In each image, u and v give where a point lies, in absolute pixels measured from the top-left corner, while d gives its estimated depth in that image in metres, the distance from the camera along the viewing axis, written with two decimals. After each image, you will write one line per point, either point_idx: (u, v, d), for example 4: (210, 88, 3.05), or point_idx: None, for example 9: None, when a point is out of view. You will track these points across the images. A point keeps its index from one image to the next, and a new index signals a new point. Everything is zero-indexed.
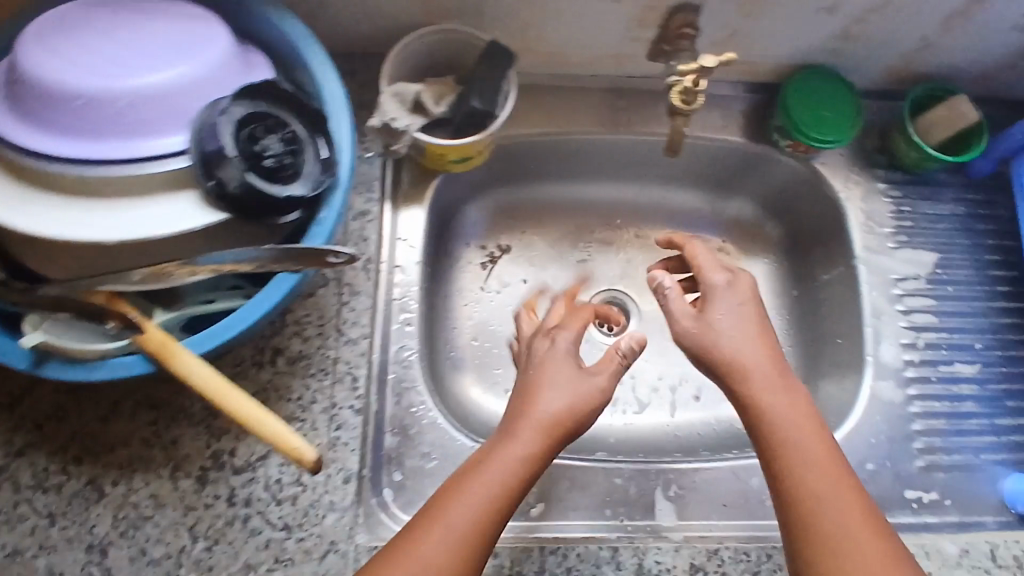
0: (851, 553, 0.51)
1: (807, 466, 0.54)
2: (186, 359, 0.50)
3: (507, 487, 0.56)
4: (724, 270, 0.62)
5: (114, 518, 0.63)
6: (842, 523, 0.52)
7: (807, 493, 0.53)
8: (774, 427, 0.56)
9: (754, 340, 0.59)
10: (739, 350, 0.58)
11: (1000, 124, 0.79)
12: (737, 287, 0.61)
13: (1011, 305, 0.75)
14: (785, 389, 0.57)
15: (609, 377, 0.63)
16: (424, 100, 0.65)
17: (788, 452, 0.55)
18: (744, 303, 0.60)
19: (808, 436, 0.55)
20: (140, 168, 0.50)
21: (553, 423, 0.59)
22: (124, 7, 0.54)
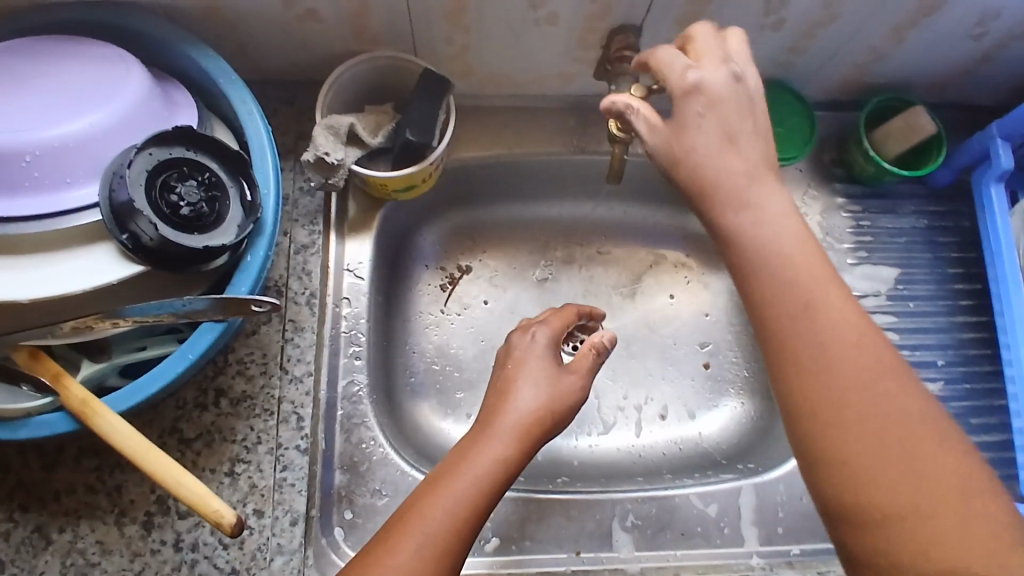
0: (873, 410, 0.43)
1: (803, 308, 0.46)
2: (108, 418, 0.49)
3: (484, 492, 0.53)
4: (695, 66, 0.51)
5: (62, 565, 0.61)
6: (863, 385, 0.44)
7: (811, 345, 0.45)
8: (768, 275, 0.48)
9: (733, 152, 0.51)
10: (723, 165, 0.51)
11: (957, 133, 0.79)
12: (713, 84, 0.51)
13: (972, 319, 0.75)
14: (770, 209, 0.50)
15: (583, 373, 0.63)
16: (358, 132, 0.65)
17: (785, 305, 0.46)
18: (718, 104, 0.51)
19: (804, 270, 0.47)
20: (53, 224, 0.48)
21: (523, 424, 0.58)
22: (42, 54, 0.53)
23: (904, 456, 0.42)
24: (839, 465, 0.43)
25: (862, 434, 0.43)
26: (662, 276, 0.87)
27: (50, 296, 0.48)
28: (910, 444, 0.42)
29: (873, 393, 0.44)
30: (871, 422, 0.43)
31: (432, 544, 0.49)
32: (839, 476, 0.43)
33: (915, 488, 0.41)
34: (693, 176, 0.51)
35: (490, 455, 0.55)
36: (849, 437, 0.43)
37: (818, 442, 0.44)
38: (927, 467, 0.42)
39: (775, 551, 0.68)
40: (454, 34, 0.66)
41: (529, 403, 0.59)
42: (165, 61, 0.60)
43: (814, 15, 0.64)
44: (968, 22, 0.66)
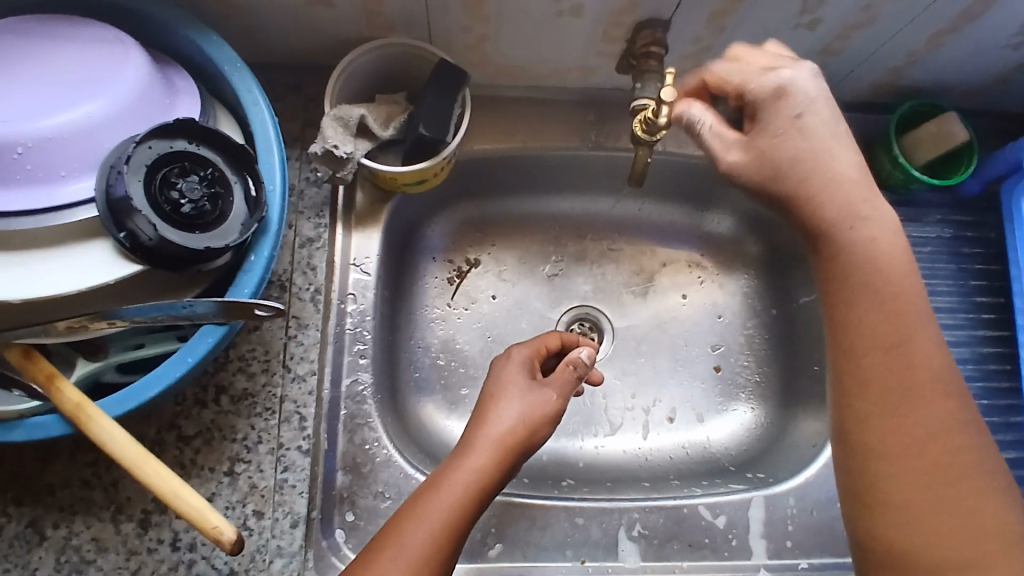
0: (939, 459, 0.46)
1: (895, 346, 0.48)
2: (103, 424, 0.47)
3: (461, 507, 0.53)
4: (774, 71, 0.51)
5: (57, 561, 0.59)
6: (930, 425, 0.47)
7: (894, 381, 0.47)
8: (864, 304, 0.49)
9: (841, 157, 0.50)
10: (830, 171, 0.50)
11: (989, 140, 0.76)
12: (798, 88, 0.50)
13: (993, 333, 0.73)
14: (883, 225, 0.50)
15: (561, 389, 0.63)
16: (369, 124, 0.62)
17: (876, 340, 0.48)
18: (806, 107, 0.50)
19: (904, 306, 0.49)
20: (45, 220, 0.46)
21: (505, 438, 0.57)
22: (36, 34, 0.50)
23: (956, 501, 0.45)
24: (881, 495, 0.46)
25: (921, 476, 0.46)
26: (675, 275, 0.85)
27: (44, 296, 0.46)
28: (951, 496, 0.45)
29: (945, 443, 0.46)
30: (933, 468, 0.46)
31: (408, 562, 0.49)
32: (885, 510, 0.46)
33: (959, 533, 0.45)
34: (798, 188, 0.50)
35: (466, 469, 0.55)
36: (905, 478, 0.46)
37: (872, 478, 0.47)
38: (974, 513, 0.45)
39: (783, 565, 0.66)
40: (473, 23, 0.62)
41: (505, 419, 0.58)
42: (165, 42, 0.57)
43: (852, 15, 0.62)
44: (1011, 28, 0.64)
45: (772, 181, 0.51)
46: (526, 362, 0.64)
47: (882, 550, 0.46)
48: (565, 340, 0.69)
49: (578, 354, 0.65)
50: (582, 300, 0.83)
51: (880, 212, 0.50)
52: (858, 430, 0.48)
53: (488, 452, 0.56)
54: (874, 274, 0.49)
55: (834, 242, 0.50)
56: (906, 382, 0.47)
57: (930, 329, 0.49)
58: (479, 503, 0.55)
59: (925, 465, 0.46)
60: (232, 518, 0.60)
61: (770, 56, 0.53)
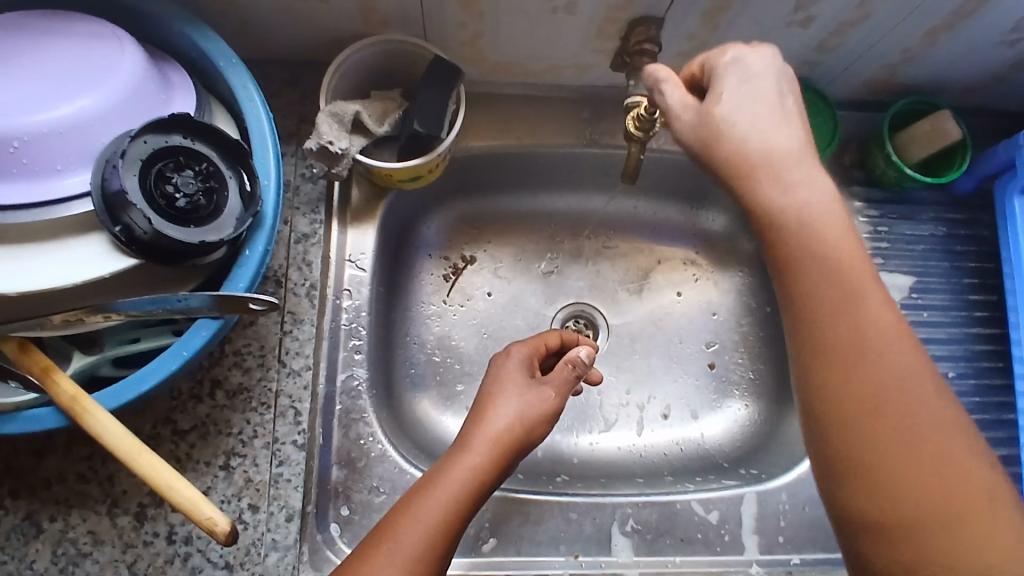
0: (902, 416, 0.45)
1: (846, 306, 0.47)
2: (98, 417, 0.48)
3: (456, 505, 0.53)
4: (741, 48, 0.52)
5: (53, 554, 0.59)
6: (890, 386, 0.45)
7: (849, 342, 0.46)
8: (810, 267, 0.48)
9: (784, 130, 0.50)
10: (771, 140, 0.50)
11: (983, 139, 0.77)
12: (747, 64, 0.51)
13: (985, 331, 0.74)
14: (818, 190, 0.49)
15: (560, 387, 0.63)
16: (364, 120, 0.63)
17: (826, 300, 0.47)
18: (755, 82, 0.51)
19: (847, 263, 0.48)
20: (41, 214, 0.46)
21: (501, 438, 0.57)
22: (33, 29, 0.50)
23: (923, 457, 0.44)
24: (855, 465, 0.45)
25: (887, 436, 0.44)
26: (670, 272, 0.85)
27: (39, 290, 0.46)
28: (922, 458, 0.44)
29: (905, 398, 0.45)
30: (898, 426, 0.44)
31: (403, 559, 0.49)
32: (855, 475, 0.45)
33: (931, 491, 0.43)
34: (734, 151, 0.50)
35: (462, 467, 0.55)
36: (870, 438, 0.45)
37: (839, 442, 0.45)
38: (946, 469, 0.44)
39: (775, 560, 0.67)
40: (469, 20, 0.63)
41: (503, 417, 0.59)
42: (161, 37, 0.57)
43: (846, 12, 0.62)
44: (1004, 26, 0.64)
45: (714, 144, 0.51)
46: (526, 361, 0.64)
47: (858, 517, 0.45)
48: (564, 337, 0.69)
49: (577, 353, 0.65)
50: (578, 297, 0.83)
51: (818, 179, 0.50)
52: (818, 394, 0.46)
53: (484, 451, 0.56)
54: (813, 235, 0.48)
55: (771, 208, 0.49)
56: (860, 341, 0.46)
57: (877, 286, 0.47)
58: (475, 502, 0.55)
59: (890, 424, 0.45)
60: (227, 512, 0.60)
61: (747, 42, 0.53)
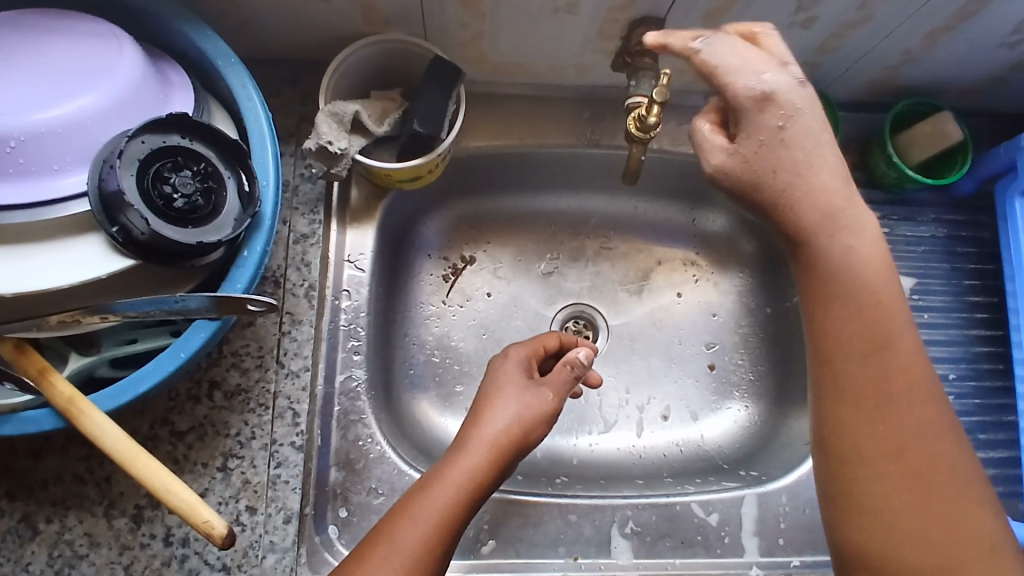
0: (919, 460, 0.47)
1: (874, 350, 0.49)
2: (94, 418, 0.47)
3: (455, 507, 0.53)
4: (762, 72, 0.49)
5: (49, 556, 0.59)
6: (911, 436, 0.47)
7: (871, 382, 0.48)
8: (847, 311, 0.49)
9: (822, 168, 0.50)
10: (814, 178, 0.49)
11: (984, 140, 0.77)
12: (778, 101, 0.48)
13: (985, 333, 0.74)
14: (862, 235, 0.50)
15: (557, 389, 0.62)
16: (363, 120, 0.62)
17: (861, 349, 0.49)
18: (797, 113, 0.49)
19: (881, 311, 0.49)
20: (35, 214, 0.46)
21: (499, 439, 0.57)
22: (31, 28, 0.50)
23: (931, 502, 0.47)
24: (865, 507, 0.47)
25: (896, 483, 0.47)
26: (670, 273, 0.85)
27: (36, 289, 0.46)
28: (933, 506, 0.47)
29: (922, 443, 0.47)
30: (912, 476, 0.47)
31: (400, 560, 0.49)
32: (865, 515, 0.47)
33: (938, 539, 0.46)
34: (779, 194, 0.50)
35: (460, 467, 0.55)
36: (883, 482, 0.47)
37: (853, 485, 0.48)
38: (954, 516, 0.47)
39: (775, 562, 0.67)
40: (469, 19, 0.63)
41: (501, 419, 0.58)
42: (157, 36, 0.57)
43: (847, 14, 0.62)
44: (1005, 27, 0.64)
45: (756, 189, 0.50)
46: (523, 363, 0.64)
47: (860, 555, 0.48)
48: (562, 340, 0.69)
49: (577, 358, 0.63)
50: (577, 298, 0.83)
51: (864, 225, 0.50)
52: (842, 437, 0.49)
53: (483, 453, 0.56)
54: (854, 283, 0.49)
55: (811, 249, 0.50)
56: (889, 391, 0.48)
57: (908, 335, 0.49)
58: (472, 504, 0.55)
59: (907, 472, 0.47)
60: (225, 513, 0.60)
61: (761, 53, 0.50)
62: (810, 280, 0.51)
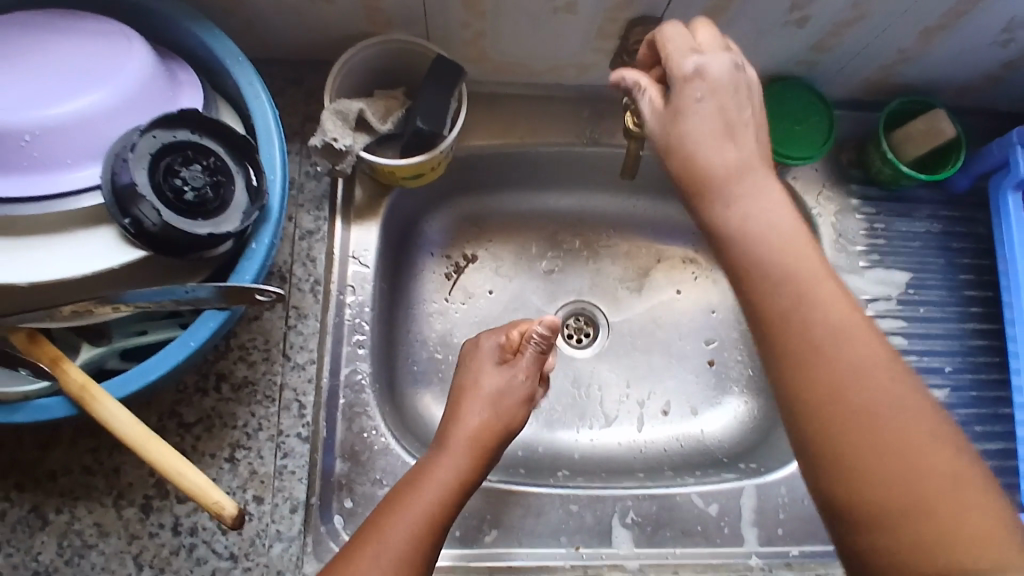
0: (868, 405, 0.41)
1: (796, 298, 0.44)
2: (106, 404, 0.48)
3: (441, 503, 0.54)
4: (697, 52, 0.50)
5: (59, 546, 0.61)
6: (857, 380, 0.41)
7: (799, 335, 0.43)
8: (759, 267, 0.45)
9: (733, 138, 0.48)
10: (717, 148, 0.48)
11: (978, 137, 0.78)
12: (705, 78, 0.49)
13: (981, 325, 0.75)
14: (762, 199, 0.47)
15: (528, 370, 0.64)
16: (368, 117, 0.63)
17: (796, 305, 0.44)
18: (721, 90, 0.49)
19: (791, 260, 0.45)
20: (48, 206, 0.47)
21: (477, 435, 0.59)
22: (44, 28, 0.51)
23: (898, 458, 0.40)
24: (831, 464, 0.41)
25: (853, 436, 0.40)
26: (670, 271, 0.86)
27: (50, 280, 0.47)
28: (897, 449, 0.40)
29: (875, 385, 0.41)
30: (864, 424, 0.40)
31: (392, 559, 0.49)
32: (838, 475, 0.41)
33: (911, 488, 0.39)
34: (686, 162, 0.49)
35: (444, 467, 0.56)
36: (848, 436, 0.41)
37: (816, 445, 0.42)
38: (922, 457, 0.40)
39: (774, 552, 0.68)
40: (471, 20, 0.64)
41: (478, 414, 0.60)
42: (167, 36, 0.59)
43: (841, 12, 0.63)
44: (997, 25, 0.65)
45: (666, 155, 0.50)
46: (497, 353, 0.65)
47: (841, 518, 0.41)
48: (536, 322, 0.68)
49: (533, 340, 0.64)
50: (578, 295, 0.85)
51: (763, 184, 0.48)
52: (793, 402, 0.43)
53: (465, 451, 0.57)
54: (760, 240, 0.46)
55: (711, 217, 0.48)
56: (828, 343, 0.42)
57: (829, 279, 0.44)
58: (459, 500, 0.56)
59: (858, 421, 0.41)
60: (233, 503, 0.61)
61: (707, 39, 0.51)
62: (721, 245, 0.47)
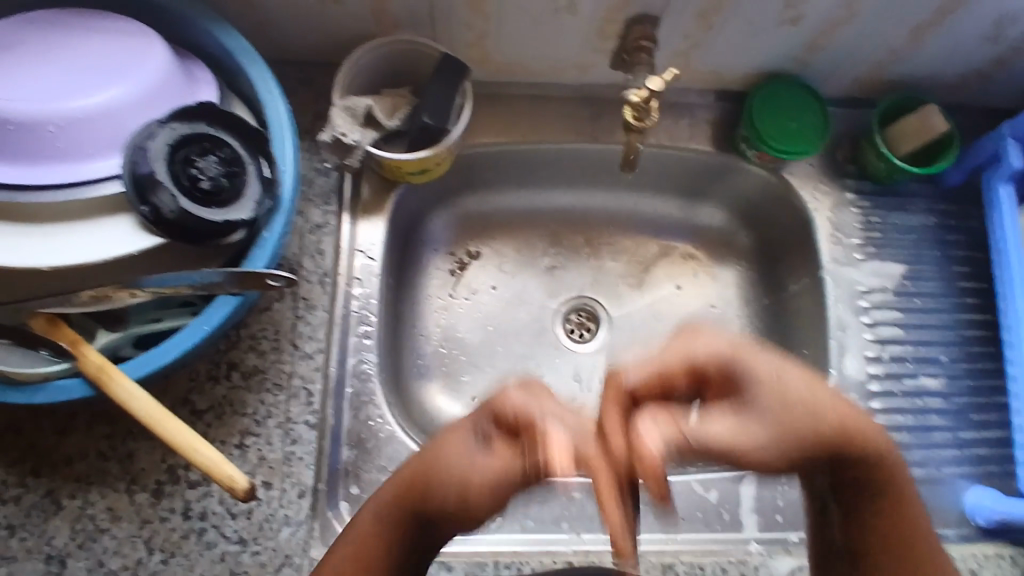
0: (864, 471, 0.55)
1: (808, 407, 0.53)
2: (125, 386, 0.50)
3: (374, 541, 0.53)
4: (720, 418, 0.54)
5: (72, 530, 0.62)
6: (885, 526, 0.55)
7: (811, 454, 0.53)
8: (760, 445, 0.53)
9: (733, 413, 0.54)
10: (723, 423, 0.53)
11: (970, 133, 0.80)
12: (726, 433, 0.53)
13: (977, 317, 0.77)
14: (768, 369, 0.54)
15: (506, 457, 0.52)
16: (376, 114, 0.66)
17: (795, 435, 0.53)
18: (780, 388, 0.54)
19: (805, 431, 0.53)
20: (73, 194, 0.49)
21: (415, 484, 0.53)
22: (66, 27, 0.54)
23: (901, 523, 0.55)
24: (849, 510, 0.56)
25: (857, 494, 0.55)
26: (671, 266, 0.87)
27: (75, 264, 0.49)
28: (885, 508, 0.55)
29: (877, 443, 0.55)
30: (853, 479, 0.55)
31: None
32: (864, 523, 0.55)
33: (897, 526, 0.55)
34: (702, 438, 0.51)
35: (374, 509, 0.54)
36: (868, 505, 0.55)
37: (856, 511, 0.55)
38: (903, 515, 0.55)
39: (773, 538, 0.69)
40: (475, 20, 0.66)
41: (430, 468, 0.53)
42: (183, 35, 0.61)
43: (833, 11, 0.65)
44: (988, 21, 0.67)
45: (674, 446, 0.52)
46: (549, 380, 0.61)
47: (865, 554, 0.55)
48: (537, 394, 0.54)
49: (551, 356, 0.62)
50: (580, 292, 0.86)
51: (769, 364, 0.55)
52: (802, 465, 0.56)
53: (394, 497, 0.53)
54: (782, 411, 0.53)
55: (726, 437, 0.53)
56: (829, 442, 0.54)
57: (835, 409, 0.54)
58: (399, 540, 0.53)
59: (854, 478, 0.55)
60: None
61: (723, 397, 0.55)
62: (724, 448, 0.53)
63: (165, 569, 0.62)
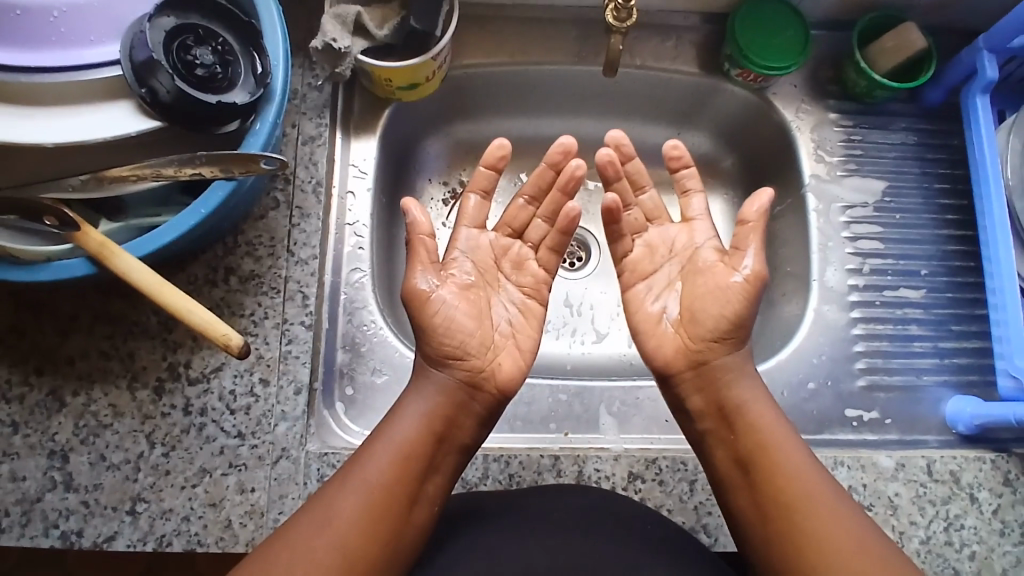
0: (810, 496, 0.55)
1: (771, 449, 0.57)
2: (126, 260, 0.54)
3: (388, 467, 0.54)
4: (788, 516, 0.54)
5: (76, 426, 0.64)
6: (833, 531, 0.53)
7: (772, 470, 0.56)
8: (745, 425, 0.59)
9: (759, 416, 0.59)
10: (761, 409, 0.59)
11: (949, 55, 0.82)
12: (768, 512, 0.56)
13: (957, 232, 0.78)
14: (755, 398, 0.60)
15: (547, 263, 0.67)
16: (366, 22, 0.67)
17: (767, 451, 0.57)
18: (791, 444, 0.58)
19: (775, 450, 0.57)
20: (72, 77, 0.52)
21: (445, 390, 0.59)
22: None
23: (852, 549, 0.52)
24: (803, 544, 0.53)
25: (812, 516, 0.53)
26: (660, 194, 0.89)
27: (75, 142, 0.51)
28: (834, 533, 0.52)
29: (844, 512, 0.54)
30: (801, 501, 0.54)
31: (327, 532, 0.51)
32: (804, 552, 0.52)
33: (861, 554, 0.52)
34: (745, 422, 0.59)
35: (388, 439, 0.56)
36: (813, 530, 0.53)
37: (795, 534, 0.53)
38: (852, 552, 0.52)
39: None
40: None
41: (433, 380, 0.59)
42: None
43: None
44: None
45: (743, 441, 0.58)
46: (457, 305, 0.61)
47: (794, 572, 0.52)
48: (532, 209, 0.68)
49: (432, 288, 0.60)
50: None
51: (754, 395, 0.60)
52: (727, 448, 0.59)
53: (417, 415, 0.57)
54: (751, 425, 0.59)
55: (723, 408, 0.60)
56: (772, 452, 0.57)
57: (790, 438, 0.58)
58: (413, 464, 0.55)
59: (803, 505, 0.54)
60: (241, 385, 0.66)
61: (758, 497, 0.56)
62: (735, 432, 0.59)
63: (166, 462, 0.64)
